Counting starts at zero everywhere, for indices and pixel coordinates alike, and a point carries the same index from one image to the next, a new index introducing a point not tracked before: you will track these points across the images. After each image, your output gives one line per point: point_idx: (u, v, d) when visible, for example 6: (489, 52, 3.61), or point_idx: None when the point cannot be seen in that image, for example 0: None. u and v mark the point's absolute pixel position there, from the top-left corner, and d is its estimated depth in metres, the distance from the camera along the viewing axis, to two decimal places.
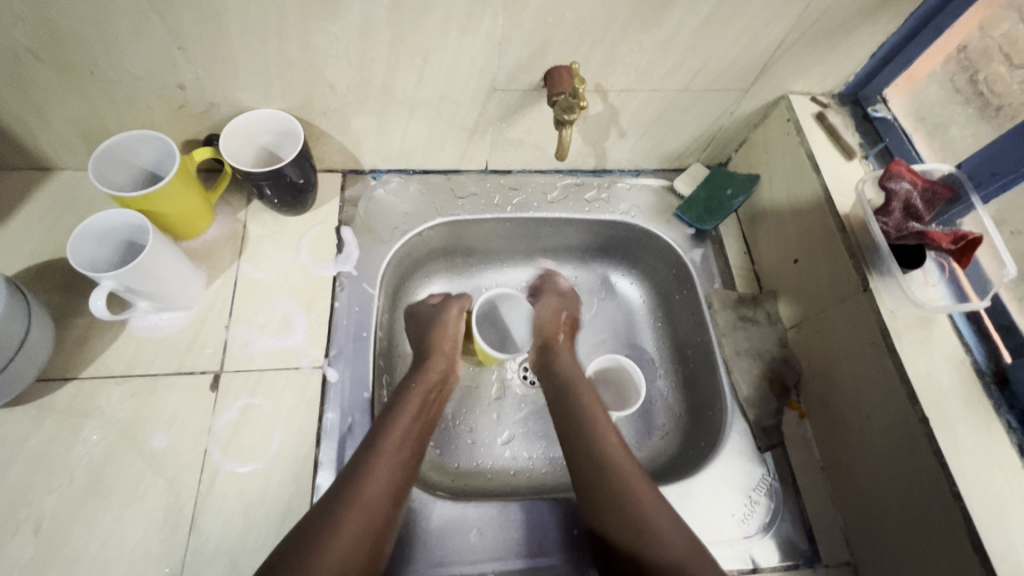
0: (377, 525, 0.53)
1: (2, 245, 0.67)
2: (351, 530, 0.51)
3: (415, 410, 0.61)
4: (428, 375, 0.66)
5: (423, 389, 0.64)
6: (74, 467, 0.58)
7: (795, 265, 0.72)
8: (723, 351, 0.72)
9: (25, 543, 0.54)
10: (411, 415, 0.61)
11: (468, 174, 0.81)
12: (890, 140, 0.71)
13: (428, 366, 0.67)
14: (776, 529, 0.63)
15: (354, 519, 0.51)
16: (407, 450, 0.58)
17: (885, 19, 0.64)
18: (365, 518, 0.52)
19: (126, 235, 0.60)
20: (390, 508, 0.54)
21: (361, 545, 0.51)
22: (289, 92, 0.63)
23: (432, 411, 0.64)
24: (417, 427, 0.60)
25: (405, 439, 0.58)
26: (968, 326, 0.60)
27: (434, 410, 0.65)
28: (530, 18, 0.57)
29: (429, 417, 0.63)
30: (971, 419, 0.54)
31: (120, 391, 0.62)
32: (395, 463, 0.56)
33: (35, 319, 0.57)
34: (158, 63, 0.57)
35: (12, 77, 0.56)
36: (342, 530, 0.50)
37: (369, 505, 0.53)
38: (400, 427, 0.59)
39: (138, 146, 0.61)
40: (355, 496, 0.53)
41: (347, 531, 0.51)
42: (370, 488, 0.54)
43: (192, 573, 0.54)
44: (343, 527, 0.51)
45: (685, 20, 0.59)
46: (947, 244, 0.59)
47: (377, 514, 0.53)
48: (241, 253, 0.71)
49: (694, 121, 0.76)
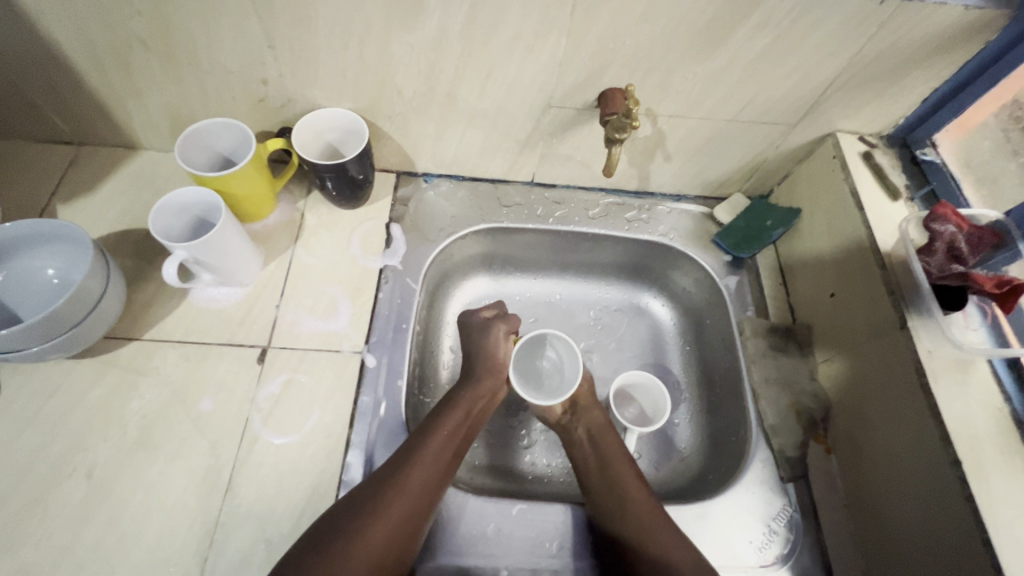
0: (406, 530, 0.54)
1: (88, 212, 0.73)
2: (381, 532, 0.52)
3: (457, 421, 0.63)
4: (478, 390, 0.67)
5: (467, 403, 0.65)
6: (128, 420, 0.62)
7: (832, 299, 0.72)
8: (751, 378, 0.73)
9: (78, 484, 0.58)
10: (454, 425, 0.62)
11: (514, 185, 0.85)
12: (936, 184, 0.71)
13: (479, 382, 0.67)
14: (794, 561, 0.62)
15: (385, 523, 0.53)
16: (446, 460, 0.59)
17: (939, 66, 0.65)
18: (397, 523, 0.54)
19: (199, 212, 0.65)
20: (421, 513, 0.56)
21: (390, 547, 0.53)
22: (361, 94, 0.68)
23: (473, 425, 0.65)
24: (456, 441, 0.62)
25: (444, 447, 0.60)
26: (1008, 374, 0.59)
27: (476, 425, 0.66)
28: (592, 42, 0.61)
29: (471, 429, 0.64)
30: (1007, 468, 0.53)
31: (176, 354, 0.66)
32: (432, 471, 0.58)
33: (112, 279, 0.62)
34: (249, 59, 0.63)
35: (123, 62, 0.63)
36: (374, 529, 0.52)
37: (402, 512, 0.54)
38: (442, 437, 0.60)
39: (220, 132, 0.67)
40: (391, 499, 0.54)
41: (378, 531, 0.52)
42: (403, 497, 0.55)
43: (224, 532, 0.57)
44: (376, 526, 0.53)
45: (740, 54, 0.62)
46: (990, 288, 0.58)
47: (409, 520, 0.54)
48: (297, 240, 0.76)
49: (740, 151, 0.78)
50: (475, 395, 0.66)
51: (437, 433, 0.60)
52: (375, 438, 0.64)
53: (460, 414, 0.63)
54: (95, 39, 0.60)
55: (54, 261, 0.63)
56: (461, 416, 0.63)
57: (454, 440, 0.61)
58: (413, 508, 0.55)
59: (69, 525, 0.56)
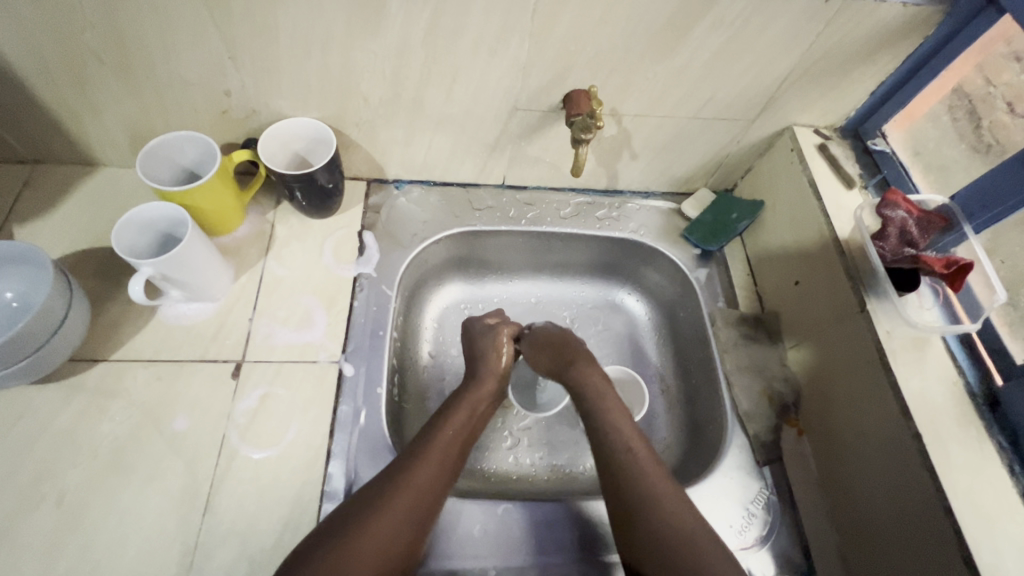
0: (411, 528, 0.54)
1: (46, 232, 0.71)
2: (387, 528, 0.52)
3: (461, 424, 0.63)
4: (479, 392, 0.67)
5: (471, 405, 0.65)
6: (99, 444, 0.60)
7: (796, 286, 0.75)
8: (724, 366, 0.75)
9: (48, 513, 0.56)
10: (456, 428, 0.62)
11: (486, 188, 0.86)
12: (888, 172, 0.75)
13: (481, 383, 0.68)
14: (772, 542, 0.64)
15: (390, 518, 0.53)
16: (449, 460, 0.59)
17: (883, 60, 0.68)
18: (401, 522, 0.53)
19: (165, 227, 0.64)
20: (425, 516, 0.55)
21: (396, 540, 0.52)
22: (326, 103, 0.68)
23: (479, 423, 0.66)
24: (461, 438, 0.62)
25: (448, 449, 0.60)
26: (962, 349, 0.63)
27: (479, 425, 0.66)
28: (554, 45, 0.62)
29: (474, 432, 0.65)
30: (963, 437, 0.56)
31: (146, 374, 0.65)
32: (438, 471, 0.58)
33: (75, 300, 0.61)
34: (209, 71, 0.62)
35: (78, 77, 0.61)
36: (379, 523, 0.52)
37: (406, 506, 0.54)
38: (444, 440, 0.60)
39: (183, 146, 0.66)
40: (396, 493, 0.54)
41: (381, 529, 0.52)
42: (408, 492, 0.55)
43: (204, 552, 0.56)
44: (375, 528, 0.52)
45: (697, 53, 0.64)
46: (939, 269, 0.62)
47: (412, 520, 0.54)
48: (268, 252, 0.75)
49: (703, 147, 0.80)
50: (477, 397, 0.66)
51: (441, 437, 0.60)
52: (356, 447, 0.64)
53: (463, 418, 0.64)
54: (46, 54, 0.58)
55: (12, 284, 0.61)
56: (466, 416, 0.64)
57: (457, 439, 0.61)
58: (419, 506, 0.55)
59: (40, 556, 0.54)
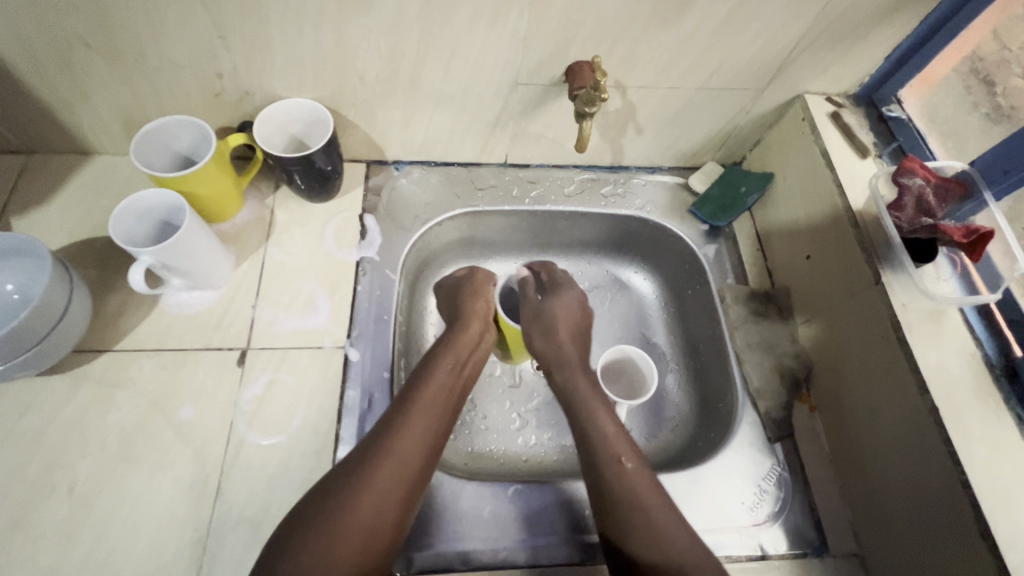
0: (397, 499, 0.53)
1: (44, 223, 0.70)
2: (368, 502, 0.51)
3: (445, 379, 0.62)
4: (464, 339, 0.67)
5: (454, 358, 0.64)
6: (107, 434, 0.60)
7: (808, 261, 0.73)
8: (734, 343, 0.74)
9: (60, 503, 0.57)
10: (440, 393, 0.61)
11: (487, 167, 0.84)
12: (903, 140, 0.72)
13: (464, 330, 0.67)
14: (784, 518, 0.64)
15: (370, 492, 0.52)
16: (434, 422, 0.58)
17: (899, 21, 0.65)
18: (392, 486, 0.53)
19: (162, 215, 0.63)
20: (417, 477, 0.55)
21: (387, 509, 0.52)
22: (322, 83, 0.66)
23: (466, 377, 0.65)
24: (447, 392, 0.61)
25: (432, 414, 0.59)
26: (980, 321, 0.61)
27: (468, 376, 0.66)
28: (555, 15, 0.59)
29: (461, 386, 0.64)
30: (981, 411, 0.55)
31: (151, 364, 0.64)
32: (422, 436, 0.57)
33: (76, 291, 0.60)
34: (200, 52, 0.60)
35: (65, 62, 0.59)
36: (364, 499, 0.51)
37: (393, 474, 0.53)
38: (427, 405, 0.59)
39: (177, 131, 0.64)
40: (378, 463, 0.53)
41: (364, 503, 0.51)
42: (392, 457, 0.54)
43: (217, 537, 0.57)
44: (362, 500, 0.51)
45: (705, 19, 0.62)
46: (958, 238, 0.60)
47: (403, 483, 0.54)
48: (269, 238, 0.74)
49: (711, 120, 0.78)
50: (460, 347, 0.66)
51: (424, 392, 0.60)
52: (364, 432, 0.64)
53: (447, 375, 0.62)
54: (32, 40, 0.56)
55: (13, 276, 0.61)
56: (448, 371, 0.63)
57: (437, 403, 0.60)
58: (403, 471, 0.54)
59: (54, 546, 0.55)
